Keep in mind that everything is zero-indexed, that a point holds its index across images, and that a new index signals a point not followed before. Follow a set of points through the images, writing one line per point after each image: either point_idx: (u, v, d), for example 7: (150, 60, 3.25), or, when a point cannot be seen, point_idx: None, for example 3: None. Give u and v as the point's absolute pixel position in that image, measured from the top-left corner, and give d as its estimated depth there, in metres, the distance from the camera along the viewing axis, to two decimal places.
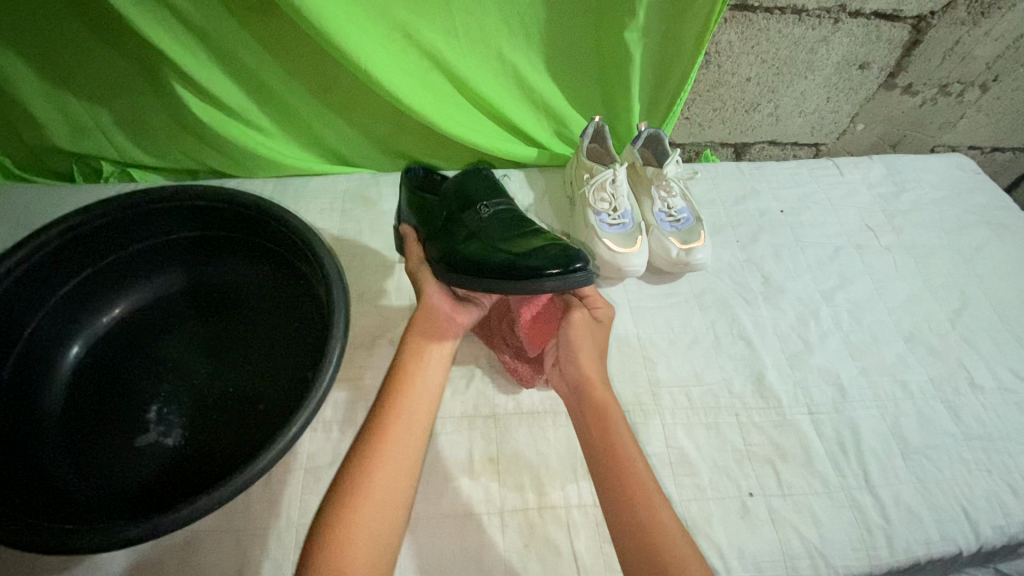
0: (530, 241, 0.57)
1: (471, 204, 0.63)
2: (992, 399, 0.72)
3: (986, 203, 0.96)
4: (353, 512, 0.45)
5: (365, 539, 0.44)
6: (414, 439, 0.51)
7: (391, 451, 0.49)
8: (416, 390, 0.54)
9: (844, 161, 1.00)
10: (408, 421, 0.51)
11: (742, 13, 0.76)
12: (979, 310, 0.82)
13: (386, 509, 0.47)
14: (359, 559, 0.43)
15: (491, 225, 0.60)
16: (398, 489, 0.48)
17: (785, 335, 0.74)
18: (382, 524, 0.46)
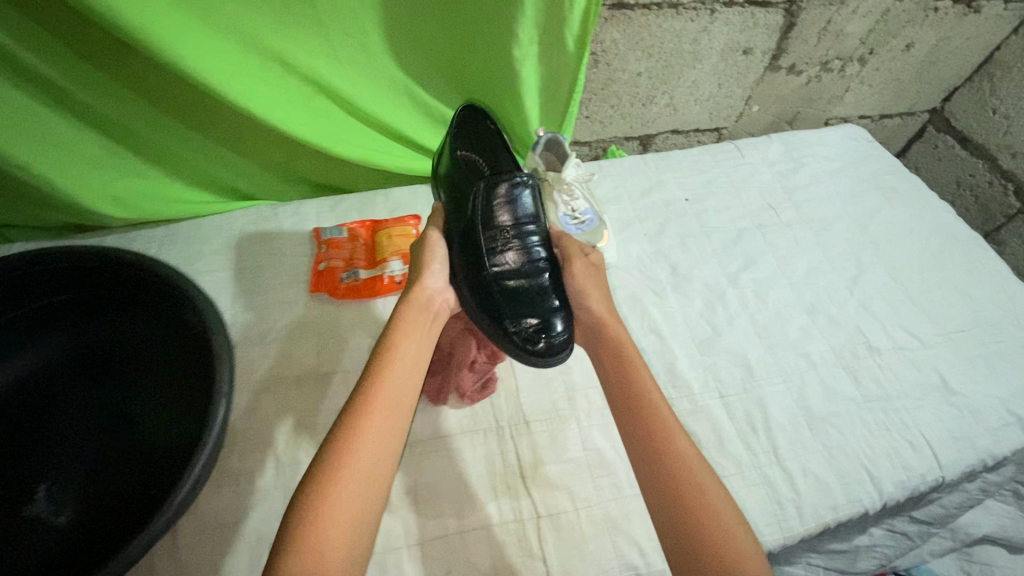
0: (538, 307, 0.58)
1: (496, 226, 0.59)
2: (889, 359, 0.77)
3: (877, 169, 1.05)
4: (320, 510, 0.42)
5: (345, 518, 0.42)
6: (388, 434, 0.48)
7: (374, 427, 0.47)
8: (400, 367, 0.52)
9: (745, 143, 1.04)
10: (395, 393, 0.50)
11: (621, 11, 0.76)
12: (872, 276, 0.88)
13: (366, 488, 0.45)
14: (336, 545, 0.41)
15: (511, 263, 0.59)
16: (369, 490, 0.45)
17: (694, 322, 0.77)
18: (361, 504, 0.44)
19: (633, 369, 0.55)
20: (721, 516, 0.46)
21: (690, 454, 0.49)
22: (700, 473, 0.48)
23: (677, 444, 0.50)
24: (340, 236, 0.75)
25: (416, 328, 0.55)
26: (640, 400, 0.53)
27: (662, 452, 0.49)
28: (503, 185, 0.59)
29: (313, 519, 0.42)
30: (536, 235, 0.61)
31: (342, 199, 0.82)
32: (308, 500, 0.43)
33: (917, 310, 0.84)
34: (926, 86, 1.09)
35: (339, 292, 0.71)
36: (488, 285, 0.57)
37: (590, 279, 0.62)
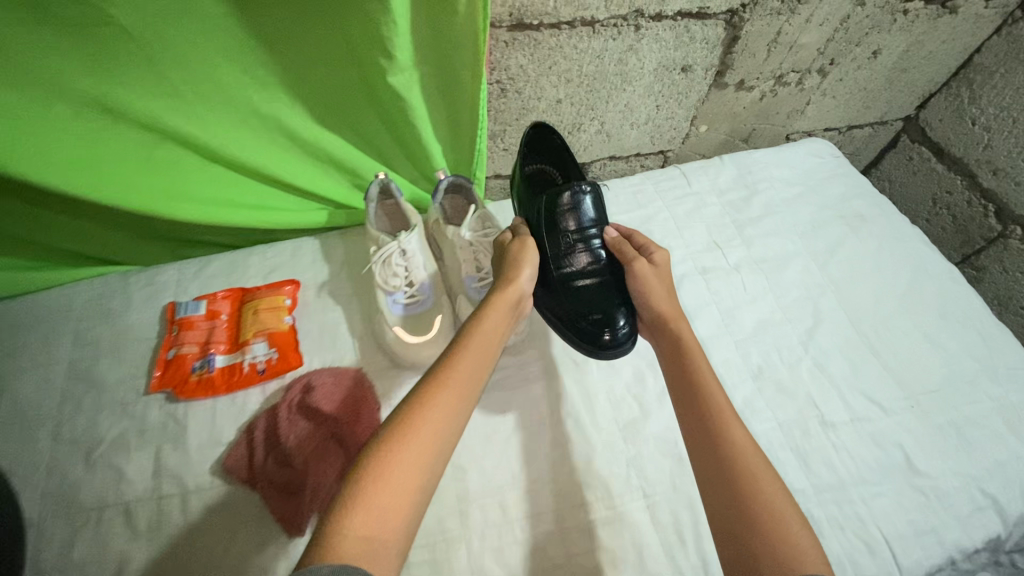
0: (597, 304, 0.67)
1: (577, 232, 0.68)
2: (845, 435, 0.67)
3: (843, 192, 0.93)
4: (387, 468, 0.42)
5: (401, 483, 0.42)
6: (457, 411, 0.49)
7: (437, 402, 0.48)
8: (474, 347, 0.53)
9: (692, 167, 0.92)
10: (470, 372, 0.51)
11: (524, 34, 0.63)
12: (831, 326, 0.77)
13: (429, 459, 0.45)
14: (388, 507, 0.41)
15: (574, 266, 0.68)
16: (431, 455, 0.45)
17: (617, 401, 0.66)
18: (418, 475, 0.43)
19: (705, 372, 0.55)
20: (786, 519, 0.44)
21: (749, 443, 0.50)
22: (755, 466, 0.48)
23: (740, 435, 0.50)
24: (197, 312, 0.63)
25: (492, 317, 0.57)
26: (709, 399, 0.53)
27: (723, 445, 0.50)
28: (561, 194, 0.67)
29: (373, 476, 0.42)
30: (596, 237, 0.69)
31: (212, 261, 0.70)
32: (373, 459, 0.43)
33: (882, 366, 0.74)
34: (899, 93, 0.97)
35: (187, 387, 0.59)
36: (557, 282, 0.67)
37: (653, 278, 0.64)
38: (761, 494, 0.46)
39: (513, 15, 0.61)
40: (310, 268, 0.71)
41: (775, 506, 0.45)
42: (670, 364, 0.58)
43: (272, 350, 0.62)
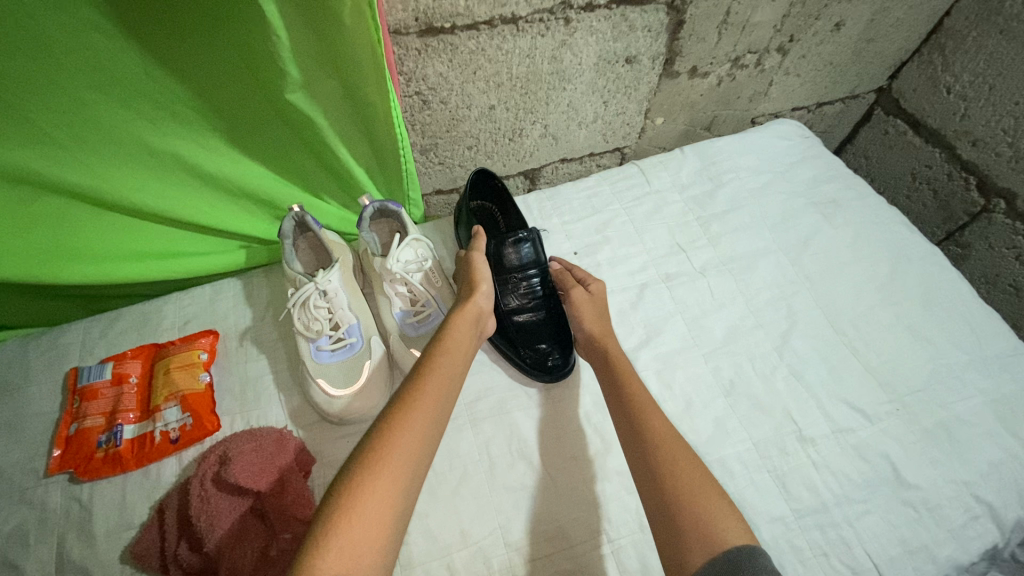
0: (537, 340, 0.66)
1: (517, 274, 0.68)
2: (828, 450, 0.61)
3: (814, 176, 0.87)
4: (363, 495, 0.38)
5: (382, 503, 0.38)
6: (434, 427, 0.45)
7: (415, 416, 0.44)
8: (447, 362, 0.50)
9: (651, 163, 0.86)
10: (442, 386, 0.48)
11: (437, 38, 0.57)
12: (808, 328, 0.71)
13: (411, 476, 0.41)
14: (369, 530, 0.36)
15: (515, 305, 0.68)
16: (411, 474, 0.41)
17: (577, 433, 0.59)
18: (402, 494, 0.39)
19: (626, 370, 0.57)
20: (710, 503, 0.44)
21: (677, 442, 0.49)
22: (674, 444, 0.49)
23: (670, 434, 0.50)
24: (102, 378, 0.57)
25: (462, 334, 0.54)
26: (635, 398, 0.54)
27: (653, 445, 0.49)
28: (505, 241, 0.68)
29: (349, 501, 0.37)
30: (539, 279, 0.69)
31: (122, 314, 0.64)
32: (344, 485, 0.39)
33: (865, 369, 0.68)
34: (868, 65, 0.91)
35: (91, 465, 0.53)
36: (501, 319, 0.67)
37: (587, 310, 0.64)
38: (682, 462, 0.47)
39: (420, 20, 0.54)
40: (231, 314, 0.64)
41: (689, 473, 0.46)
42: (604, 376, 0.58)
43: (186, 415, 0.55)
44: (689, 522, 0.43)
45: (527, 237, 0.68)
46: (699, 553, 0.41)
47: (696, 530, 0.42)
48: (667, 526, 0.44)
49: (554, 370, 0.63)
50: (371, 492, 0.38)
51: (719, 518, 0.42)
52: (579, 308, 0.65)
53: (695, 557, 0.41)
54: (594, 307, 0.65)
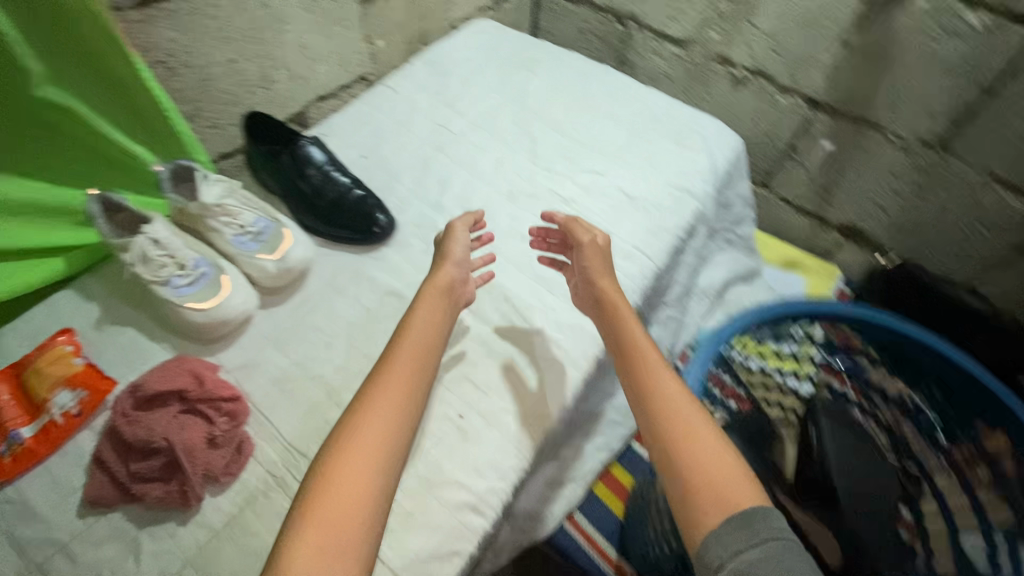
0: (355, 210, 0.77)
1: (315, 172, 0.79)
2: (585, 200, 0.87)
3: (513, 48, 1.13)
4: (317, 502, 0.48)
5: (340, 508, 0.48)
6: (386, 421, 0.53)
7: (366, 416, 0.53)
8: (400, 357, 0.58)
9: (392, 78, 1.04)
10: (398, 378, 0.56)
11: (155, 7, 0.67)
12: (546, 139, 0.96)
13: (362, 465, 0.50)
14: (330, 529, 0.47)
15: (327, 195, 0.78)
16: (373, 473, 0.51)
17: (418, 262, 0.77)
18: (354, 491, 0.49)
19: (618, 307, 0.65)
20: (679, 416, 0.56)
21: (684, 404, 0.57)
22: (690, 420, 0.56)
23: (682, 398, 0.58)
24: None
25: (418, 314, 0.62)
26: (614, 311, 0.65)
27: (655, 403, 0.58)
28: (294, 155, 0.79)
29: (321, 494, 0.48)
30: (336, 171, 0.80)
31: None
32: (320, 480, 0.50)
33: (590, 148, 0.95)
34: None
35: (6, 468, 0.57)
36: (321, 210, 0.77)
37: (594, 260, 0.69)
38: (700, 444, 0.54)
39: None
40: (77, 313, 0.68)
41: (708, 451, 0.54)
42: (608, 330, 0.65)
43: (79, 392, 0.60)
44: (702, 486, 0.52)
45: (309, 144, 0.80)
46: (717, 513, 0.51)
47: (710, 500, 0.51)
48: (677, 493, 0.53)
49: (381, 226, 0.77)
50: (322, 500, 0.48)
51: (737, 496, 0.51)
52: (591, 260, 0.69)
53: (711, 515, 0.51)
54: (602, 268, 0.69)
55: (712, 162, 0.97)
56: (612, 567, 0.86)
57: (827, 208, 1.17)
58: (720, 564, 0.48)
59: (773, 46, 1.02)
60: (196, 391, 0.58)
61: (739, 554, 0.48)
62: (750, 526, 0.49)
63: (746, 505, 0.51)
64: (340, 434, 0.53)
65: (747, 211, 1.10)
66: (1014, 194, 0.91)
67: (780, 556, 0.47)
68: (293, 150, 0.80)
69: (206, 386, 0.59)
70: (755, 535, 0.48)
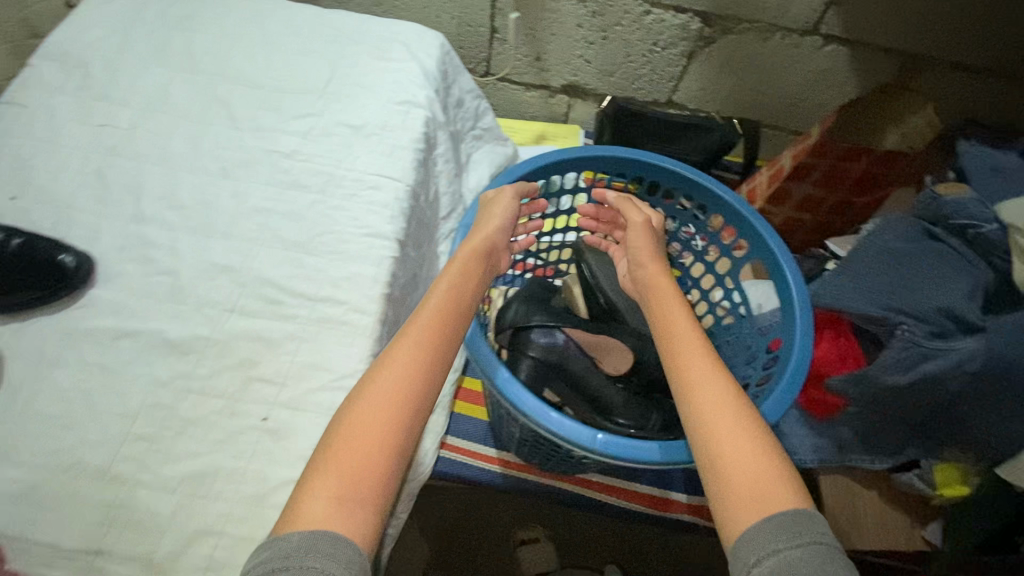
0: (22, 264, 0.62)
1: None
2: (309, 147, 0.80)
3: (159, 5, 0.94)
4: (339, 448, 0.48)
5: (359, 464, 0.47)
6: (418, 373, 0.52)
7: (394, 366, 0.52)
8: (433, 316, 0.57)
9: (10, 89, 0.81)
10: (433, 337, 0.55)
11: None
12: (239, 99, 0.85)
13: (388, 418, 0.49)
14: (346, 481, 0.46)
15: None
16: (400, 426, 0.49)
17: (145, 287, 0.65)
18: (377, 451, 0.48)
19: (662, 290, 0.65)
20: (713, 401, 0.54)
21: (724, 398, 0.54)
22: (728, 404, 0.53)
23: (722, 393, 0.54)
24: None
25: (456, 269, 0.63)
26: (655, 279, 0.67)
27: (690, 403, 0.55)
28: None
29: (343, 440, 0.48)
30: None
31: None
32: (345, 425, 0.49)
33: (292, 93, 0.87)
34: None
35: None
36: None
37: (639, 237, 0.71)
38: (745, 439, 0.51)
39: None
40: None
41: (748, 445, 0.51)
42: (654, 318, 0.64)
43: None
44: (740, 484, 0.49)
45: None
46: (752, 514, 0.47)
47: (752, 499, 0.48)
48: (722, 492, 0.50)
49: (65, 274, 0.63)
50: (345, 447, 0.47)
51: (777, 494, 0.47)
52: (642, 237, 0.70)
53: (745, 519, 0.47)
54: (654, 254, 0.70)
55: (421, 66, 0.96)
56: (497, 464, 0.92)
57: (546, 75, 1.26)
58: (756, 562, 0.44)
59: None
60: None
61: (777, 553, 0.44)
62: (791, 529, 0.45)
63: (787, 508, 0.47)
64: (366, 388, 0.51)
65: (482, 102, 1.14)
66: (665, 11, 1.08)
67: (824, 559, 0.42)
68: None
69: None
70: (799, 537, 0.44)
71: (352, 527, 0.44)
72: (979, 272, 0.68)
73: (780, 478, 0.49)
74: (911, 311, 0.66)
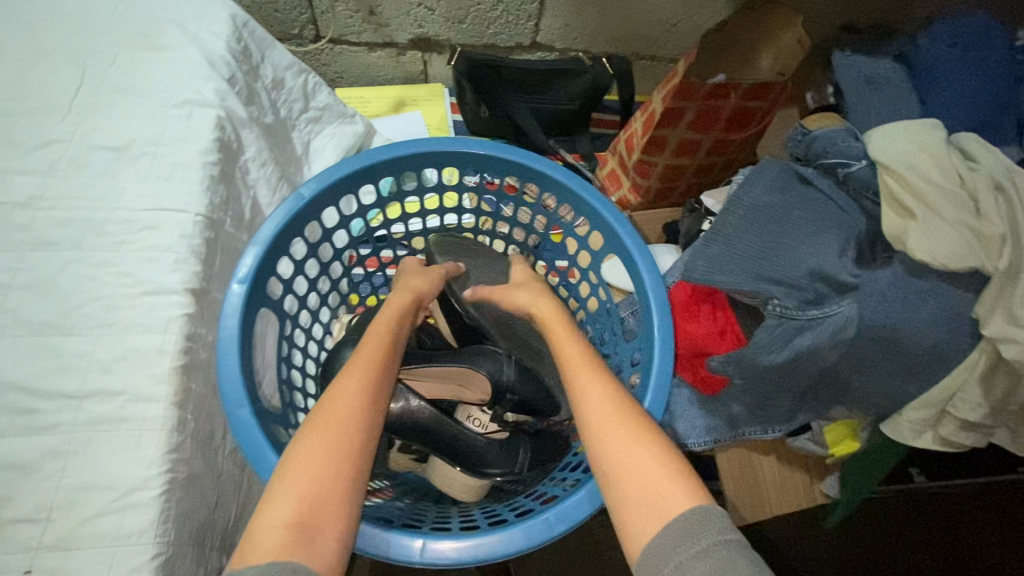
0: None
1: None
2: (56, 189, 0.62)
3: None
4: (301, 462, 0.42)
5: (320, 480, 0.41)
6: (378, 387, 0.48)
7: (350, 379, 0.47)
8: (383, 334, 0.53)
9: None
10: (388, 354, 0.51)
11: None
12: None
13: (351, 430, 0.44)
14: (307, 501, 0.40)
15: None
16: (364, 442, 0.44)
17: None
18: (342, 468, 0.42)
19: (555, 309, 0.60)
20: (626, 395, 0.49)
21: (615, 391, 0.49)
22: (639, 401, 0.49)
23: (612, 386, 0.49)
24: None
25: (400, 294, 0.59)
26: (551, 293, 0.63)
27: (580, 400, 0.49)
28: None
29: (308, 450, 0.42)
30: None
31: None
32: (302, 441, 0.43)
33: (24, 113, 0.66)
34: None
35: None
36: None
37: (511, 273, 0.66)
38: (656, 433, 0.46)
39: None
40: None
41: (656, 438, 0.45)
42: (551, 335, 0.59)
43: None
44: (642, 487, 0.43)
45: None
46: (653, 522, 0.41)
47: (655, 499, 0.42)
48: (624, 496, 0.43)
49: None
50: (309, 457, 0.42)
51: (669, 494, 0.42)
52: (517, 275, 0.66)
53: (653, 523, 0.41)
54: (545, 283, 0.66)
55: (203, 47, 0.75)
56: None
57: (387, 30, 1.07)
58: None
59: None
60: None
61: (681, 567, 0.38)
62: (691, 529, 0.39)
63: (684, 509, 0.41)
64: (325, 398, 0.46)
65: (311, 76, 0.89)
66: None
67: (733, 557, 0.37)
68: None
69: None
70: (693, 539, 0.38)
71: (312, 558, 0.38)
72: (852, 219, 0.62)
73: (687, 476, 0.43)
74: (779, 280, 0.60)
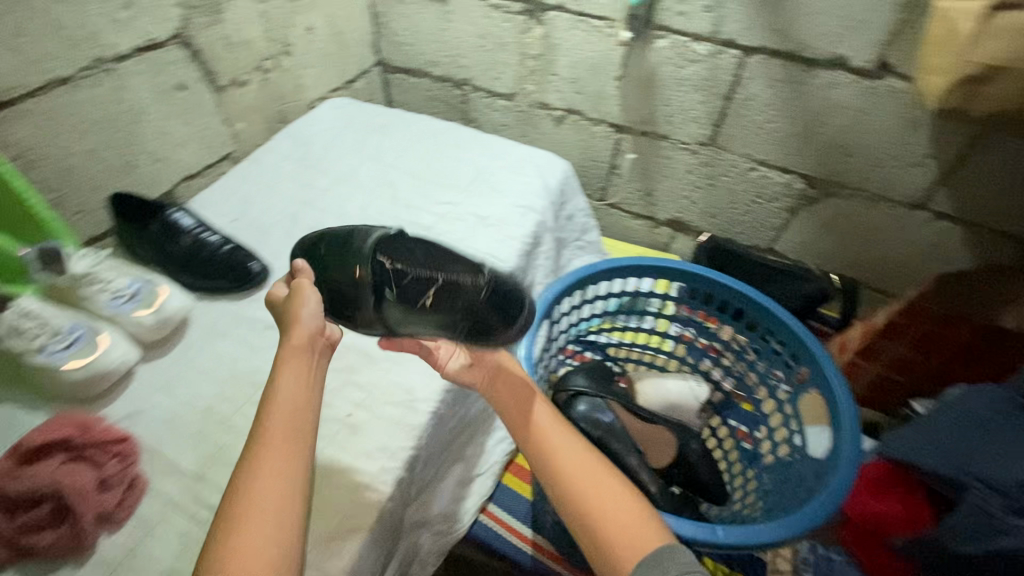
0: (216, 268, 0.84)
1: (170, 228, 0.86)
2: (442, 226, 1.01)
3: (371, 116, 1.29)
4: (230, 550, 0.46)
5: (252, 563, 0.45)
6: (289, 463, 0.51)
7: (264, 459, 0.51)
8: (281, 410, 0.54)
9: (261, 153, 1.15)
10: (292, 426, 0.54)
11: (10, 110, 0.77)
12: (400, 183, 1.10)
13: (272, 510, 0.48)
14: (251, 575, 0.45)
15: (186, 240, 0.85)
16: (284, 514, 0.49)
17: None
18: (268, 546, 0.46)
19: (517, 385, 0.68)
20: (579, 458, 0.61)
21: (579, 458, 0.61)
22: (584, 464, 0.61)
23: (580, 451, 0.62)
24: None
25: (293, 372, 0.57)
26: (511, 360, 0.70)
27: (554, 465, 0.60)
28: (167, 210, 0.87)
29: (247, 537, 0.46)
30: (206, 231, 0.87)
31: None
32: (235, 525, 0.47)
33: (441, 185, 1.11)
34: (357, 50, 1.42)
35: None
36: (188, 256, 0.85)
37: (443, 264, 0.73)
38: (609, 488, 0.59)
39: None
40: None
41: (612, 494, 0.59)
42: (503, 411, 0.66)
43: None
44: (609, 529, 0.56)
45: (171, 212, 0.87)
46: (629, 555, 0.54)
47: (617, 538, 0.56)
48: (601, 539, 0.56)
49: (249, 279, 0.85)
50: (241, 542, 0.46)
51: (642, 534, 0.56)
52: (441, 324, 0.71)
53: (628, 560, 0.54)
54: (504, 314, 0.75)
55: (545, 182, 1.16)
56: (530, 545, 0.93)
57: (655, 208, 1.41)
58: None
59: (577, 89, 1.28)
60: (74, 445, 0.61)
61: None
62: (660, 564, 0.52)
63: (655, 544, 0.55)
64: (241, 483, 0.50)
65: (590, 220, 1.31)
66: (772, 170, 1.19)
67: None
68: (163, 208, 0.87)
69: (106, 439, 0.63)
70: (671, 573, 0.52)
71: None
72: None
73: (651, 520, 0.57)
74: (989, 481, 0.61)
